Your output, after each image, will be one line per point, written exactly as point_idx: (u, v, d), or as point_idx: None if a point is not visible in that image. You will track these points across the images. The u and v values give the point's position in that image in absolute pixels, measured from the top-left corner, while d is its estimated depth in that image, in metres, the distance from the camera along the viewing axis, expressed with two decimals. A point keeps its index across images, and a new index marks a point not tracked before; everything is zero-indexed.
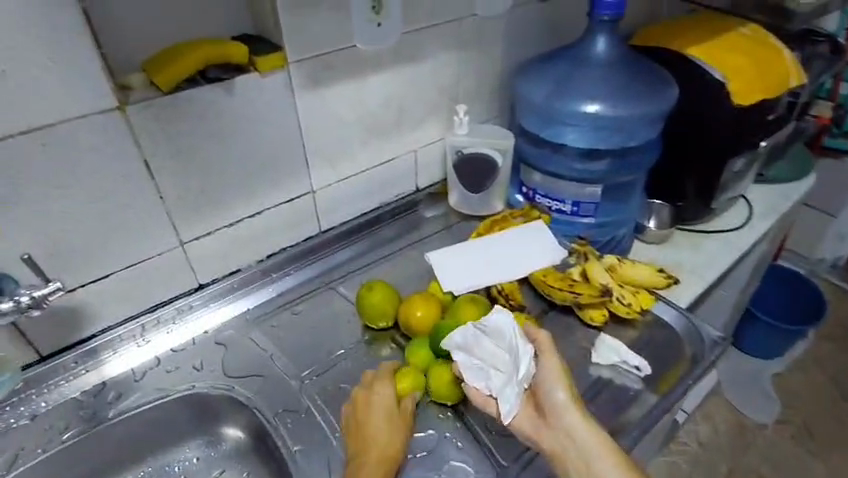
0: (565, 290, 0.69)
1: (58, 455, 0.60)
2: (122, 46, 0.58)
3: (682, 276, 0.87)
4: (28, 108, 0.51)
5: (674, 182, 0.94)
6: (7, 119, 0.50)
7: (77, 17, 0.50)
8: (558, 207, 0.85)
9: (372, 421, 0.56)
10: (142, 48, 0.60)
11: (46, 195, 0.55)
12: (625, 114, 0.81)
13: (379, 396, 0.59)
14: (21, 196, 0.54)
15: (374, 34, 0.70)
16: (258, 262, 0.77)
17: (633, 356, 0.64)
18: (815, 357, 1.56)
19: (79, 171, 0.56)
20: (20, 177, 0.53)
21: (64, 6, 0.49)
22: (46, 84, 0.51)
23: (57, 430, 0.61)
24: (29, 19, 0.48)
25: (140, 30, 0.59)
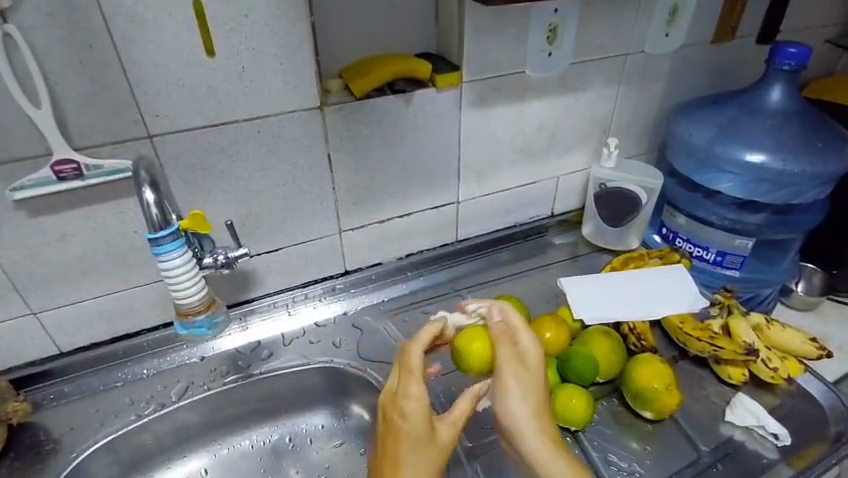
0: (705, 341, 0.67)
1: (217, 395, 0.69)
2: (328, 56, 0.67)
3: (833, 349, 0.80)
4: (254, 101, 0.60)
5: (834, 248, 0.87)
6: (237, 108, 0.60)
7: (307, 29, 0.58)
8: (700, 254, 0.83)
9: (402, 430, 0.45)
10: (343, 57, 0.69)
11: (249, 174, 0.65)
12: (795, 169, 0.76)
13: (413, 390, 0.46)
14: (232, 172, 0.64)
15: (543, 62, 0.73)
16: (397, 259, 0.83)
17: (774, 423, 0.61)
18: None
19: (277, 157, 0.65)
20: (235, 156, 0.63)
21: (298, 19, 0.57)
22: (271, 82, 0.60)
23: (220, 373, 0.71)
24: (271, 28, 0.56)
25: (344, 43, 0.67)
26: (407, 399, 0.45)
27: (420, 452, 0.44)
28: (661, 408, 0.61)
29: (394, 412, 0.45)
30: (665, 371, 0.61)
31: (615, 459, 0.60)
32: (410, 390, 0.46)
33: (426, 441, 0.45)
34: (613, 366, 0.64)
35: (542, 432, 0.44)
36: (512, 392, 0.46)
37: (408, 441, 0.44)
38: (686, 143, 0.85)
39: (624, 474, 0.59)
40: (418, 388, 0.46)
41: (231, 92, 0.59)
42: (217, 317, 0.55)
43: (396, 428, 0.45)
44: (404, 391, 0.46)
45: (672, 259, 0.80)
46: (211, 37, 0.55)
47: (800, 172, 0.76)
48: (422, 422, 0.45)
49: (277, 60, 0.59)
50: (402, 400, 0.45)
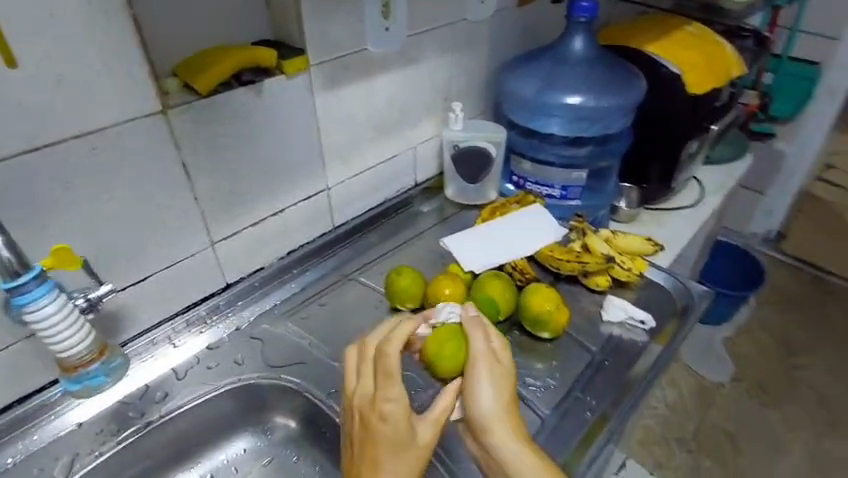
0: (573, 261, 0.77)
1: (115, 457, 0.60)
2: (156, 54, 0.61)
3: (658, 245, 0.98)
4: (80, 113, 0.52)
5: (640, 168, 1.05)
6: (60, 126, 0.51)
7: (130, 24, 0.52)
8: (548, 192, 0.94)
9: (383, 436, 0.48)
10: (174, 53, 0.63)
11: (93, 200, 0.56)
12: (604, 105, 0.91)
13: (395, 392, 0.48)
14: (69, 201, 0.55)
15: (383, 37, 0.75)
16: (279, 259, 0.80)
17: (639, 311, 0.73)
18: (756, 322, 1.90)
19: (122, 174, 0.57)
20: (69, 182, 0.54)
21: (117, 13, 0.51)
22: (97, 89, 0.52)
23: (110, 433, 0.61)
24: (84, 27, 0.49)
25: (171, 38, 0.62)
26: (391, 403, 0.48)
27: (401, 451, 0.48)
28: (555, 326, 0.69)
29: (377, 417, 0.48)
30: (551, 293, 0.70)
31: (530, 381, 0.67)
32: (392, 394, 0.48)
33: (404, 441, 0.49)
34: (510, 303, 0.71)
35: (510, 422, 0.51)
36: (481, 379, 0.52)
37: (386, 449, 0.48)
38: (519, 97, 0.95)
39: (541, 390, 0.66)
40: (400, 405, 0.48)
41: (49, 108, 0.50)
42: (114, 363, 0.56)
43: (376, 432, 0.48)
44: (385, 394, 0.49)
45: (528, 201, 0.90)
46: (7, 45, 0.46)
47: (608, 107, 0.91)
48: (404, 425, 0.48)
49: (99, 64, 0.51)
50: (383, 403, 0.48)
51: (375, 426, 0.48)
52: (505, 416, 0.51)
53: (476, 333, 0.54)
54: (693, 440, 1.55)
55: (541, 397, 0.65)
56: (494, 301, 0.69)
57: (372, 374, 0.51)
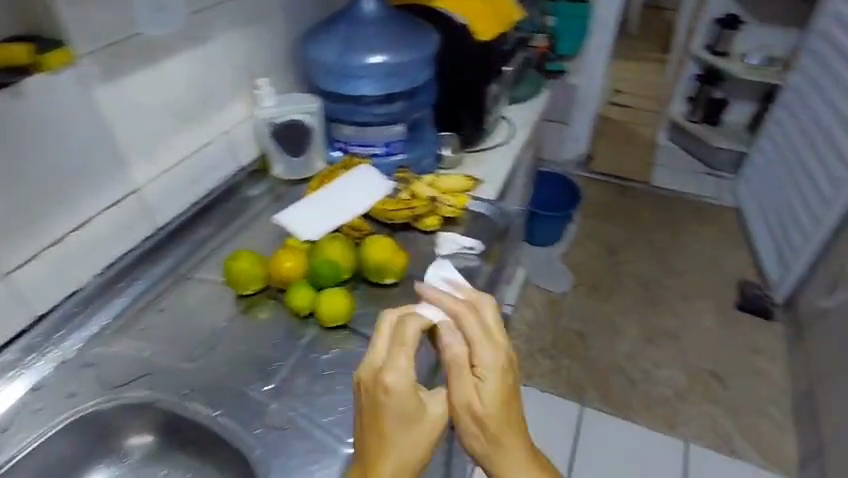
0: (404, 208, 0.83)
1: None
2: None
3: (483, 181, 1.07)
4: None
5: (452, 115, 1.13)
6: None
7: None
8: (373, 151, 0.99)
9: (393, 412, 0.49)
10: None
11: None
12: (405, 59, 0.96)
13: (400, 364, 0.50)
14: None
15: (162, 17, 0.71)
16: (100, 274, 0.73)
17: (467, 239, 0.81)
18: (584, 234, 2.21)
19: None
20: None
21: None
22: None
23: None
24: None
25: None
26: (396, 379, 0.49)
27: (405, 424, 0.49)
28: (396, 271, 0.74)
29: (381, 390, 0.49)
30: (387, 242, 0.74)
31: None
32: (401, 366, 0.50)
33: (408, 417, 0.50)
34: (350, 260, 0.74)
35: (520, 427, 0.52)
36: (485, 379, 0.52)
37: (391, 425, 0.49)
38: (324, 64, 0.96)
39: None
40: (412, 386, 0.50)
41: None
42: None
43: (385, 403, 0.49)
44: (390, 366, 0.50)
45: (353, 163, 0.92)
46: None
47: (409, 60, 0.96)
48: (410, 397, 0.50)
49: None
50: (387, 375, 0.50)
51: (384, 397, 0.49)
52: (515, 421, 0.51)
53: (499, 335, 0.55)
54: (551, 345, 1.78)
55: None
56: (335, 261, 0.72)
57: (386, 347, 0.53)
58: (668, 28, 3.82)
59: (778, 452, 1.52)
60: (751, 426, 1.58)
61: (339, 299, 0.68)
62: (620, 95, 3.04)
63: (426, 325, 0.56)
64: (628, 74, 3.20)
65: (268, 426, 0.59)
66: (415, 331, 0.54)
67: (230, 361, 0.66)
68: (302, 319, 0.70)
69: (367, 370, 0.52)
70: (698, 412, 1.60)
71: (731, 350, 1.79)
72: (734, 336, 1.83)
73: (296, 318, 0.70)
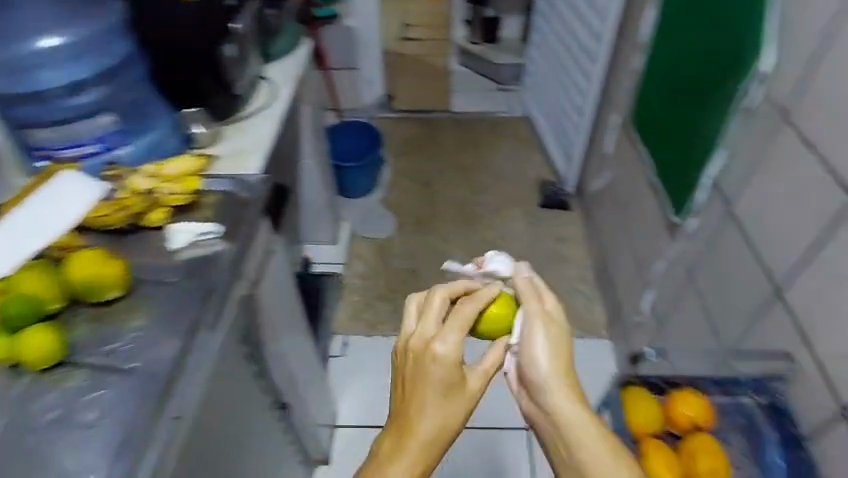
0: (122, 211, 0.75)
1: None
2: None
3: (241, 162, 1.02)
4: None
5: (192, 89, 1.03)
6: None
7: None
8: (86, 151, 0.90)
9: (437, 380, 0.64)
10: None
11: None
12: (81, 37, 0.93)
13: (450, 340, 0.64)
14: None
15: None
16: None
17: (204, 227, 0.77)
18: (400, 173, 2.30)
19: None
20: None
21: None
22: None
23: None
24: None
25: None
26: (449, 341, 0.64)
27: (447, 395, 0.64)
28: (115, 285, 0.69)
29: (430, 358, 0.64)
30: (92, 257, 0.68)
31: (115, 346, 0.67)
32: (447, 338, 0.64)
33: (453, 387, 0.65)
34: (55, 288, 0.68)
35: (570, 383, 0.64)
36: (537, 343, 0.65)
37: (442, 394, 0.64)
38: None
39: (123, 349, 0.67)
40: (461, 349, 0.64)
41: None
42: None
43: (429, 377, 0.64)
44: (439, 339, 0.64)
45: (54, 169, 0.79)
46: None
47: (85, 37, 0.93)
48: (454, 369, 0.64)
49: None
50: (436, 345, 0.64)
51: (427, 372, 0.64)
52: (556, 373, 0.63)
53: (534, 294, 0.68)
54: (386, 286, 1.89)
55: (127, 355, 0.67)
56: (33, 297, 0.66)
57: (432, 324, 0.67)
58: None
59: (588, 320, 1.76)
60: (566, 304, 1.81)
61: (39, 337, 0.63)
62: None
63: (480, 305, 0.67)
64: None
65: None
66: (471, 308, 0.67)
67: None
68: (12, 365, 0.66)
69: (402, 343, 0.68)
70: None
71: (541, 242, 2.01)
72: (542, 232, 2.05)
73: (6, 367, 0.66)
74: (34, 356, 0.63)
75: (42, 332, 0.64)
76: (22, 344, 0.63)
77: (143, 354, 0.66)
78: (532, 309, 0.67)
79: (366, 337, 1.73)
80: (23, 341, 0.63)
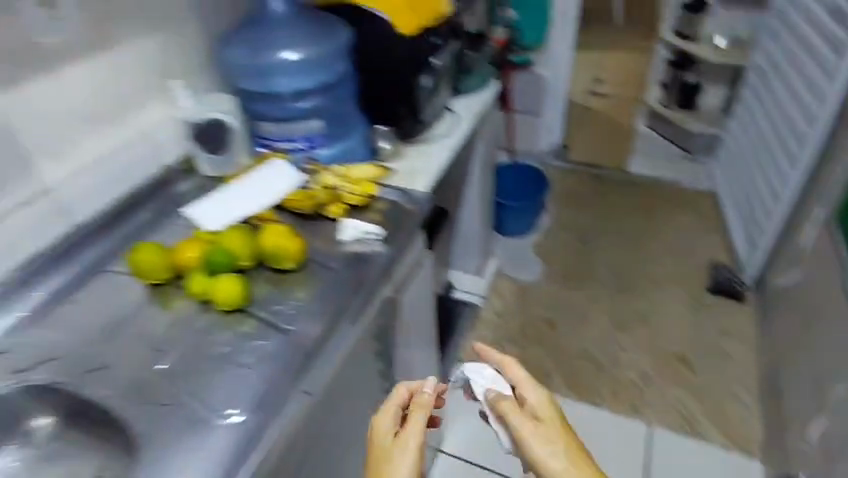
0: (309, 199, 0.86)
1: None
2: None
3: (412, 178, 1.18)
4: None
5: (390, 110, 1.24)
6: None
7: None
8: (295, 147, 1.03)
9: (380, 444, 0.68)
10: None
11: None
12: (314, 55, 0.98)
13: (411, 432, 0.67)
14: None
15: (50, 25, 0.74)
16: (15, 267, 0.77)
17: (371, 227, 0.84)
18: (559, 223, 2.26)
19: None
20: None
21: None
22: None
23: None
24: None
25: None
26: (386, 423, 0.70)
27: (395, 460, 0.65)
28: (288, 257, 0.77)
29: (377, 433, 0.69)
30: (281, 229, 0.78)
31: (272, 309, 0.75)
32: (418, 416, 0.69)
33: (397, 450, 0.66)
34: (246, 246, 0.78)
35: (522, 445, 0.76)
36: (529, 443, 0.64)
37: (382, 447, 0.67)
38: (239, 64, 0.99)
39: (281, 316, 0.74)
40: (416, 414, 0.69)
41: None
42: None
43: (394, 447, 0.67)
44: (380, 416, 0.70)
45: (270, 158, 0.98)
46: None
47: (321, 55, 0.99)
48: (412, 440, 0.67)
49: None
50: (381, 423, 0.70)
51: (386, 443, 0.68)
52: (563, 443, 0.64)
53: (529, 387, 0.69)
54: (519, 333, 1.82)
55: (278, 323, 0.73)
56: (252, 246, 0.78)
57: (387, 405, 0.72)
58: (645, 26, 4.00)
59: (738, 430, 1.57)
60: (716, 408, 1.62)
61: (199, 282, 0.74)
62: (593, 94, 3.16)
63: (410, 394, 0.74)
64: (615, 73, 3.37)
65: (219, 414, 0.63)
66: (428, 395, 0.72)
67: (147, 336, 0.72)
68: (174, 284, 0.79)
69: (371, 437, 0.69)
70: (662, 396, 1.64)
71: (699, 332, 1.83)
72: (703, 321, 1.87)
73: (158, 285, 0.79)
74: (199, 292, 0.74)
75: (199, 242, 0.78)
76: (190, 280, 0.75)
77: (301, 319, 0.73)
78: (517, 378, 0.70)
79: None
80: (193, 277, 0.75)
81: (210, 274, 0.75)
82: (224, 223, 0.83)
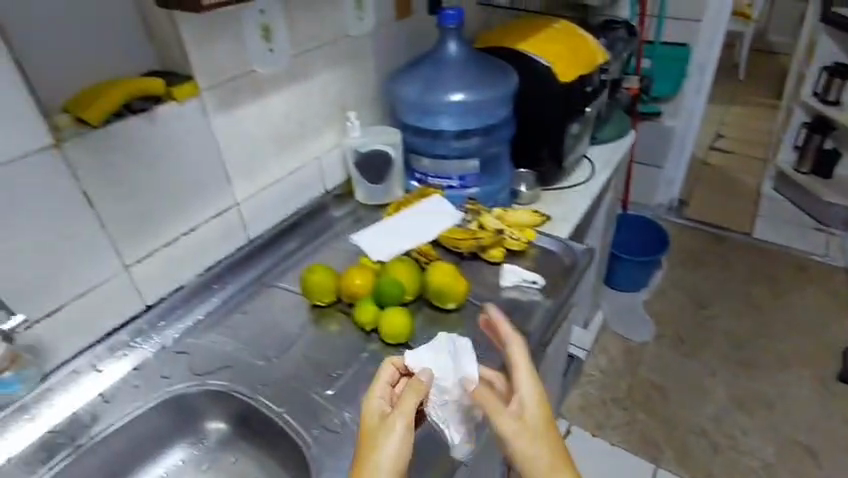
0: (470, 238, 0.86)
1: (102, 446, 0.66)
2: (43, 68, 0.64)
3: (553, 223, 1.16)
4: None
5: (534, 152, 1.24)
6: None
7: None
8: (448, 183, 1.03)
9: (369, 421, 0.53)
10: (46, 65, 0.64)
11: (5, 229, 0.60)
12: (483, 98, 1.00)
13: (408, 405, 0.53)
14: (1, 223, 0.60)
15: (267, 58, 0.81)
16: (199, 275, 0.84)
17: (530, 274, 0.83)
18: (673, 282, 2.13)
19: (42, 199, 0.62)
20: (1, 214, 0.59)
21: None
22: (14, 132, 0.58)
23: (69, 438, 0.65)
24: None
25: (62, 61, 0.65)
26: (376, 401, 0.55)
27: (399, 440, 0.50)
28: (455, 297, 0.77)
29: (367, 412, 0.54)
30: (450, 268, 0.78)
31: None
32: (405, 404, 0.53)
33: (381, 429, 0.52)
34: (416, 283, 0.80)
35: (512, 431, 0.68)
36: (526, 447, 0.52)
37: (370, 427, 0.52)
38: (407, 100, 1.02)
39: None
40: (410, 395, 0.53)
41: None
42: (26, 373, 0.65)
43: (378, 429, 0.52)
44: (373, 391, 0.57)
45: (429, 194, 1.00)
46: None
47: (489, 98, 1.01)
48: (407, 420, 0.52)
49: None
50: (372, 402, 0.55)
51: (370, 425, 0.53)
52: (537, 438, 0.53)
53: (520, 367, 0.58)
54: (626, 396, 1.71)
55: None
56: (419, 282, 0.79)
57: (383, 382, 0.58)
58: (777, 85, 3.75)
59: None
60: None
61: (369, 312, 0.75)
62: (715, 151, 2.99)
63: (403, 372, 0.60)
64: (741, 131, 3.18)
65: None
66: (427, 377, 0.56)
67: (312, 358, 0.74)
68: (337, 307, 0.82)
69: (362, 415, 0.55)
70: None
71: (835, 425, 1.63)
72: (841, 414, 1.66)
73: (324, 307, 0.81)
74: (368, 323, 0.75)
75: (369, 272, 0.81)
76: (359, 309, 0.76)
77: None
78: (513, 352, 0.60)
79: (591, 436, 1.61)
80: (363, 306, 0.76)
81: (381, 305, 0.76)
82: (388, 255, 0.85)
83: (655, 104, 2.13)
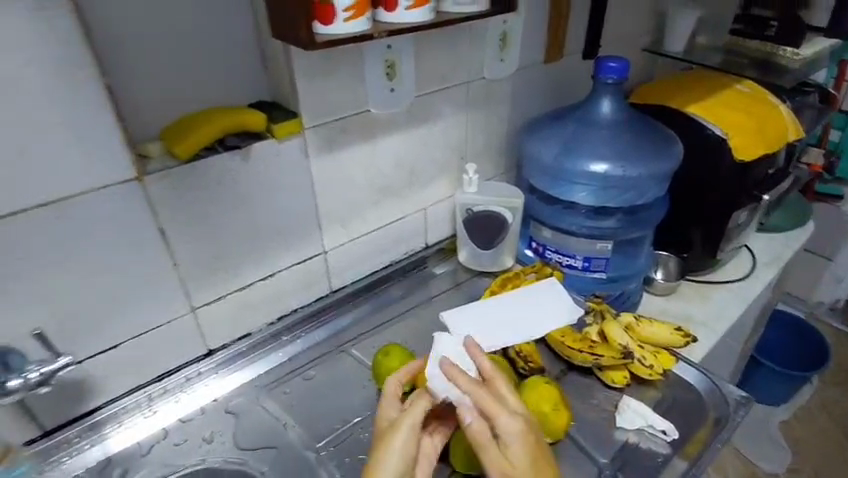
0: (586, 351, 0.69)
1: None
2: (147, 91, 0.58)
3: (693, 330, 0.93)
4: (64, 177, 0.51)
5: (680, 236, 1.03)
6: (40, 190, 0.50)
7: (87, 48, 0.48)
8: (569, 262, 0.84)
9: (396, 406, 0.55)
10: (149, 85, 0.58)
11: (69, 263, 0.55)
12: (634, 174, 0.83)
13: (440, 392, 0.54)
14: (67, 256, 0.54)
15: (385, 98, 0.71)
16: (268, 325, 0.76)
17: (661, 420, 0.63)
18: (823, 405, 1.72)
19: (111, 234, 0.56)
20: (67, 246, 0.54)
21: (78, 45, 0.47)
22: (93, 162, 0.52)
23: None
24: (70, 94, 0.49)
25: (166, 85, 0.59)
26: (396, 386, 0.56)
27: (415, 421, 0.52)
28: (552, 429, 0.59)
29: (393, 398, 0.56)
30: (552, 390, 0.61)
31: None
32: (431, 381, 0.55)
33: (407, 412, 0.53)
34: None
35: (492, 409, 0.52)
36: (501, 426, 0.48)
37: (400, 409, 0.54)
38: (538, 161, 0.88)
39: None
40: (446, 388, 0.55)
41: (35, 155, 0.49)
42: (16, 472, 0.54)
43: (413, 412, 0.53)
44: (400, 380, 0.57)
45: (545, 272, 0.82)
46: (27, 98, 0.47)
47: (640, 175, 0.83)
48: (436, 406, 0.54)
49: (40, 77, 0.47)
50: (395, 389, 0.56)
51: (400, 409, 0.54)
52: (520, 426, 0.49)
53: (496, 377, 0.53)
54: None
55: None
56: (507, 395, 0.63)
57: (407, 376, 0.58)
58: None
59: None
60: None
61: None
62: None
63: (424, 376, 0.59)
64: None
65: None
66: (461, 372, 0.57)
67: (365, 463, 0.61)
68: None
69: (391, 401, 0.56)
70: None
71: None
72: None
73: None
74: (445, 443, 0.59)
75: None
76: None
77: None
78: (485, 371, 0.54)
79: None
80: None
81: None
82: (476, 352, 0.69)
83: (838, 184, 1.71)
